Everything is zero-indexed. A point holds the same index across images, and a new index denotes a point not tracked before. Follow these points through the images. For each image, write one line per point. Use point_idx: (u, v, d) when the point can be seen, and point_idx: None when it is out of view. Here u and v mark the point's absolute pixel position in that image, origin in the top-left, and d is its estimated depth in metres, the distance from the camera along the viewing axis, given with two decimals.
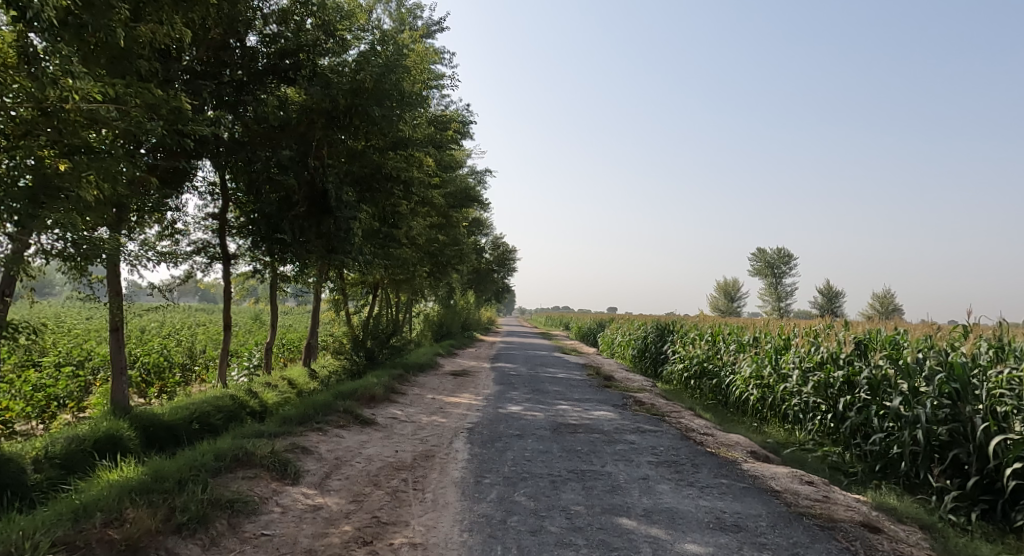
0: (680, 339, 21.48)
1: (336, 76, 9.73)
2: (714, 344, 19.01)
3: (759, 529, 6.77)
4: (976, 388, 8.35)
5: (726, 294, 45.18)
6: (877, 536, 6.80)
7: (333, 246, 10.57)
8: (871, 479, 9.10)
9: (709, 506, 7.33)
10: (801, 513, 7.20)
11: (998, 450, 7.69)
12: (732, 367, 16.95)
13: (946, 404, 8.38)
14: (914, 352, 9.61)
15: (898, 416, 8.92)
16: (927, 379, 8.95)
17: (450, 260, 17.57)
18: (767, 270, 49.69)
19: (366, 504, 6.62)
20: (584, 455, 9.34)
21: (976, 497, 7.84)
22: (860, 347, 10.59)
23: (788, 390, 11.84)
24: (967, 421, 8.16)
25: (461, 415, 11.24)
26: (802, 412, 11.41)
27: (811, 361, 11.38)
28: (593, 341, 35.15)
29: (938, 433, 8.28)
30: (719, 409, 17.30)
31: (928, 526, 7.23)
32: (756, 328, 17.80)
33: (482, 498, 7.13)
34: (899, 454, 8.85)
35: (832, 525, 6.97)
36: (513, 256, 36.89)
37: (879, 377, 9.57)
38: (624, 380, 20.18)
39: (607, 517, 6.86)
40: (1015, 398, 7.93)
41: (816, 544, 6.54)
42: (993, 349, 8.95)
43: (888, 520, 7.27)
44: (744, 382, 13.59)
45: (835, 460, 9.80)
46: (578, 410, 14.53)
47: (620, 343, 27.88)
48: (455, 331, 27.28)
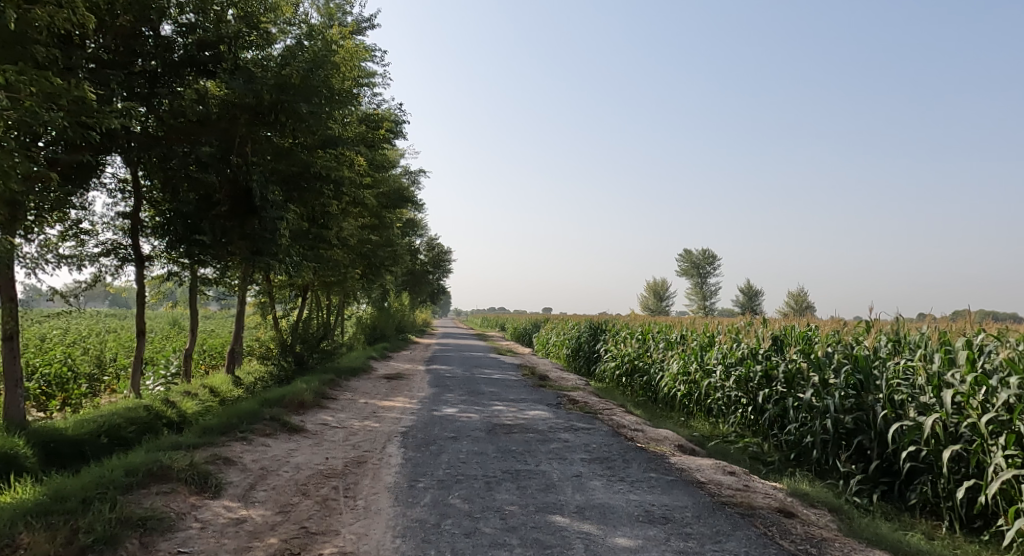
0: (612, 338, 21.83)
1: (260, 69, 9.58)
2: (644, 341, 19.39)
3: (685, 520, 6.89)
4: (877, 378, 8.73)
5: (655, 293, 46.21)
6: (792, 520, 7.03)
7: (257, 248, 10.18)
8: (787, 466, 9.46)
9: (639, 500, 7.41)
10: (724, 503, 7.36)
11: (895, 436, 8.14)
12: (662, 364, 17.34)
13: (851, 394, 8.80)
14: (824, 345, 9.95)
15: (809, 406, 9.32)
16: (835, 371, 9.38)
17: (383, 263, 17.28)
18: (692, 269, 50.97)
19: (293, 515, 6.40)
20: (519, 455, 9.33)
21: (877, 479, 8.29)
22: (776, 343, 10.99)
23: (712, 384, 12.24)
24: (870, 410, 8.58)
25: (395, 419, 11.04)
26: (725, 405, 11.78)
27: (733, 357, 11.73)
28: (527, 341, 35.36)
29: (844, 422, 8.68)
30: (649, 406, 17.66)
31: (836, 509, 7.52)
32: (683, 326, 18.26)
33: (415, 502, 7.00)
34: (811, 442, 9.23)
35: (751, 512, 7.16)
36: (447, 257, 36.70)
37: (794, 370, 10.03)
38: (557, 379, 20.34)
39: (541, 515, 6.84)
40: (910, 386, 8.32)
41: (738, 530, 6.69)
42: (891, 342, 9.30)
43: (801, 505, 7.52)
44: (672, 379, 13.91)
45: (755, 451, 10.17)
46: (513, 410, 14.52)
47: (553, 342, 28.12)
48: (388, 333, 26.90)
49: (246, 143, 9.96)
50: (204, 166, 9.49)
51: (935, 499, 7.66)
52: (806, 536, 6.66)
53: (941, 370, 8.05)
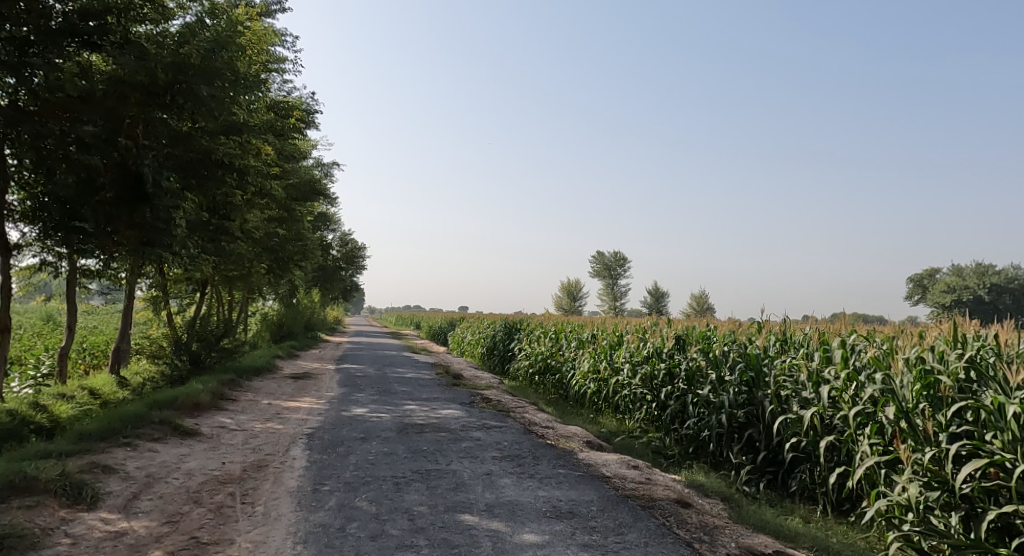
0: (526, 337, 22.01)
1: (155, 46, 8.88)
2: (557, 340, 19.65)
3: (590, 514, 6.97)
4: (766, 375, 9.51)
5: (570, 294, 46.81)
6: (688, 510, 7.38)
7: (147, 238, 9.56)
8: (686, 460, 10.20)
9: (547, 496, 7.42)
10: (627, 496, 7.57)
11: (780, 428, 8.98)
12: (573, 362, 17.56)
13: (744, 390, 9.59)
14: (721, 344, 10.65)
15: (706, 401, 10.01)
16: (731, 368, 10.06)
17: (291, 258, 16.69)
18: (604, 270, 51.96)
19: (182, 525, 6.00)
20: (429, 455, 9.15)
21: (764, 469, 9.10)
22: (679, 342, 11.47)
23: (620, 382, 12.60)
24: (759, 404, 9.35)
25: (300, 419, 10.64)
26: (631, 402, 12.13)
27: (639, 355, 12.12)
28: (442, 340, 35.13)
29: (737, 416, 9.49)
30: (560, 403, 17.88)
31: (728, 498, 8.18)
32: (594, 326, 18.58)
33: (319, 506, 6.72)
34: (708, 436, 9.92)
35: (652, 504, 7.42)
36: (361, 253, 35.98)
37: (694, 368, 10.65)
38: (471, 378, 20.27)
39: (450, 515, 6.71)
40: (793, 383, 9.02)
41: (639, 522, 6.86)
42: (778, 342, 9.99)
43: (697, 495, 8.05)
44: (582, 378, 14.12)
45: (657, 445, 10.78)
46: (425, 409, 14.33)
47: (468, 341, 28.04)
48: (296, 331, 26.06)
49: (139, 125, 9.17)
50: (87, 147, 8.81)
51: (812, 486, 8.51)
52: (700, 525, 6.98)
53: (819, 367, 8.76)
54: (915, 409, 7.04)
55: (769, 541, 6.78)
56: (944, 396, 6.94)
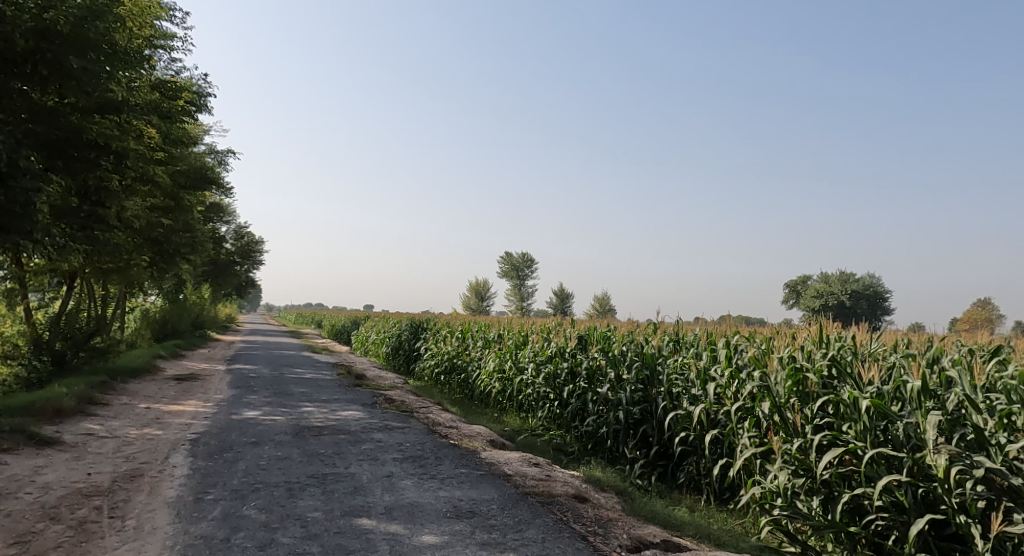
0: (432, 337, 21.91)
1: (14, 8, 8.05)
2: (463, 340, 19.69)
3: (491, 512, 6.93)
4: (660, 373, 10.44)
5: (478, 293, 46.54)
6: (584, 505, 7.48)
7: (3, 223, 8.51)
8: (584, 455, 11.07)
9: (448, 497, 7.34)
10: (526, 493, 7.64)
11: (671, 423, 9.88)
12: (478, 362, 17.70)
13: (640, 388, 10.48)
14: (619, 344, 11.64)
15: (605, 399, 10.85)
16: (628, 366, 10.99)
17: (178, 251, 15.55)
18: (512, 270, 52.13)
19: (34, 545, 5.41)
20: (327, 459, 8.81)
21: (656, 462, 10.07)
22: (580, 342, 12.42)
23: (524, 380, 13.48)
24: (653, 401, 10.26)
25: (182, 424, 9.93)
26: (534, 400, 13.05)
27: (542, 355, 13.04)
28: (345, 339, 34.23)
29: (633, 412, 10.34)
30: (466, 402, 17.89)
31: (622, 491, 8.84)
32: (500, 326, 18.83)
33: (201, 517, 6.23)
34: (606, 432, 10.76)
35: (551, 500, 7.50)
36: (258, 247, 34.52)
37: (594, 366, 11.51)
38: (375, 377, 19.80)
39: (346, 519, 6.41)
40: (683, 381, 9.94)
41: (537, 519, 6.87)
42: (672, 341, 11.11)
43: (594, 491, 8.27)
44: (487, 377, 15.04)
45: (558, 443, 11.65)
46: (324, 411, 13.83)
47: (372, 340, 27.40)
48: (183, 329, 24.61)
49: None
50: None
51: (698, 476, 9.36)
52: (595, 519, 7.07)
53: (707, 365, 9.70)
54: (787, 403, 7.86)
55: (660, 533, 6.97)
56: (811, 392, 7.81)
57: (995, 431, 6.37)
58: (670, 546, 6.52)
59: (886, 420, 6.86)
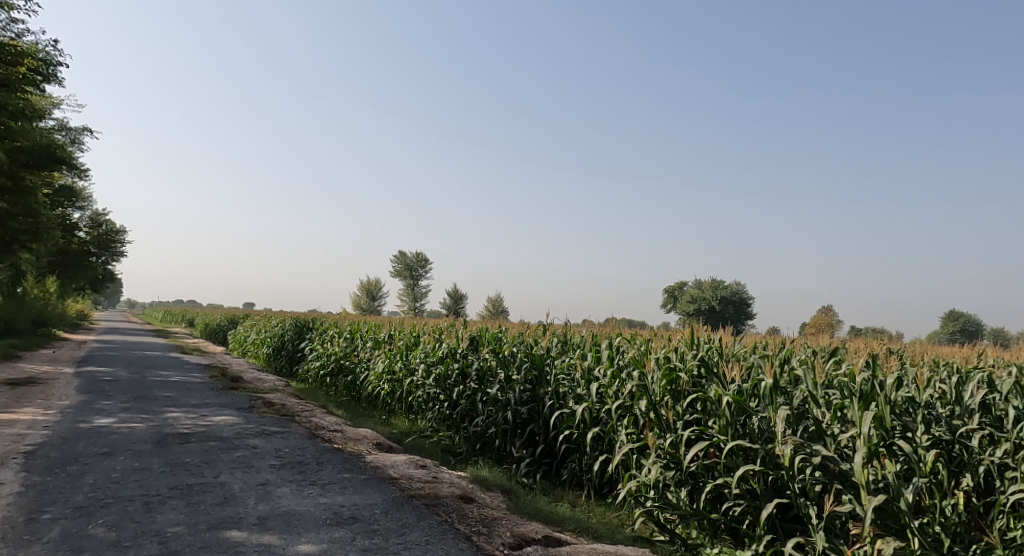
0: (318, 337, 21.16)
1: None
2: (352, 341, 19.21)
3: (373, 517, 7.21)
4: (547, 374, 11.48)
5: (368, 293, 44.99)
6: (472, 504, 8.04)
7: None
8: (472, 456, 11.67)
9: (328, 504, 7.51)
10: (412, 496, 7.99)
11: (557, 421, 10.75)
12: (367, 363, 17.35)
13: (528, 388, 11.43)
14: (509, 346, 12.66)
15: (495, 400, 11.72)
16: (517, 367, 11.97)
17: (15, 237, 13.83)
18: (405, 271, 50.92)
19: None
20: (192, 468, 8.48)
21: (540, 460, 10.83)
22: (472, 343, 13.25)
23: (414, 382, 14.14)
24: (540, 401, 11.22)
25: (14, 435, 8.78)
26: (424, 401, 13.67)
27: (434, 356, 13.78)
28: (220, 339, 32.29)
29: (521, 412, 11.23)
30: (352, 405, 17.47)
31: (508, 489, 9.49)
32: (392, 326, 18.73)
33: (35, 539, 5.99)
34: (494, 432, 11.59)
35: (436, 501, 7.89)
36: (117, 237, 31.95)
37: (484, 367, 12.44)
38: (252, 380, 18.74)
39: (213, 532, 6.41)
40: (569, 382, 11.02)
41: (421, 521, 7.22)
42: (560, 343, 12.23)
43: (479, 492, 8.96)
44: (377, 378, 15.68)
45: (447, 444, 12.22)
46: (192, 416, 12.84)
47: (250, 341, 25.90)
48: (22, 327, 22.06)
49: None
50: None
51: (580, 472, 10.25)
52: (480, 518, 7.46)
53: (591, 366, 10.86)
54: (661, 401, 9.12)
55: (541, 528, 7.43)
56: (682, 390, 9.15)
57: (832, 422, 7.72)
58: (552, 541, 7.02)
59: (745, 415, 8.28)
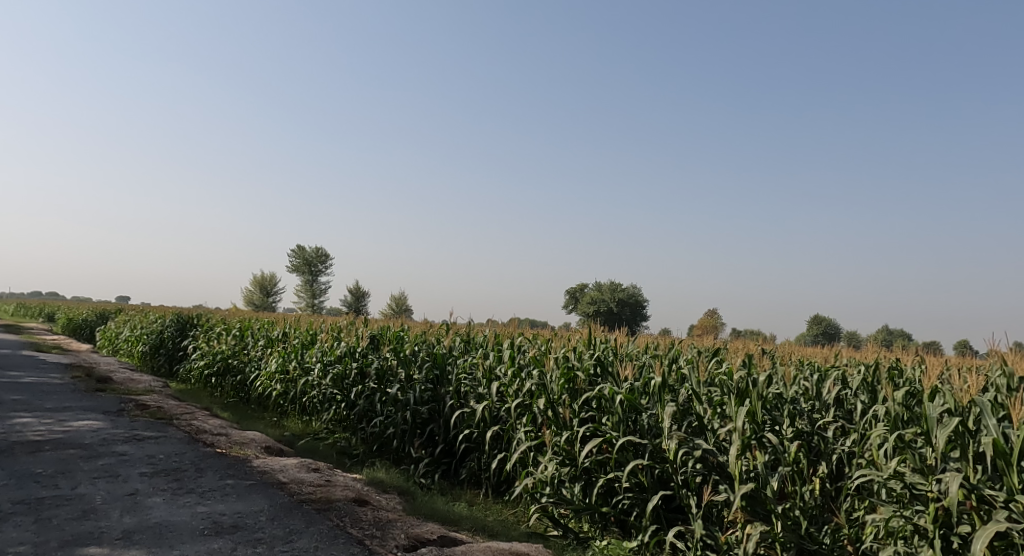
0: (202, 335, 19.72)
1: None
2: (241, 338, 18.02)
3: (257, 525, 7.21)
4: (449, 373, 11.10)
5: (261, 287, 42.56)
6: (363, 508, 7.92)
7: None
8: (369, 457, 11.10)
9: (206, 512, 7.47)
10: (302, 501, 7.95)
11: (457, 420, 10.38)
12: (259, 362, 16.31)
13: (429, 387, 10.95)
14: (411, 345, 12.23)
15: (394, 400, 11.17)
16: (419, 366, 11.53)
17: None
18: (303, 265, 48.72)
19: None
20: (48, 479, 8.27)
21: (440, 460, 10.40)
22: (373, 342, 12.70)
23: (309, 382, 13.38)
24: (441, 400, 10.78)
25: None
26: (319, 402, 12.94)
27: (331, 355, 13.05)
28: (91, 335, 29.63)
29: (421, 412, 10.77)
30: (240, 406, 16.38)
31: (405, 491, 9.13)
32: (287, 324, 17.71)
33: None
34: (392, 433, 11.02)
35: (328, 506, 7.86)
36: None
37: (385, 367, 11.89)
38: (126, 380, 17.16)
39: (68, 551, 6.32)
40: (471, 381, 10.66)
41: (310, 527, 7.27)
42: (463, 341, 11.97)
43: (375, 493, 8.69)
44: (268, 378, 14.76)
45: (343, 446, 11.57)
46: (48, 421, 11.48)
47: (124, 338, 23.82)
48: None
49: None
50: None
51: (478, 471, 9.91)
52: (374, 521, 7.54)
53: (493, 364, 10.65)
54: (559, 399, 9.16)
55: (437, 529, 7.61)
56: (579, 388, 9.24)
57: (712, 417, 8.14)
58: (446, 541, 7.20)
59: (635, 412, 8.48)
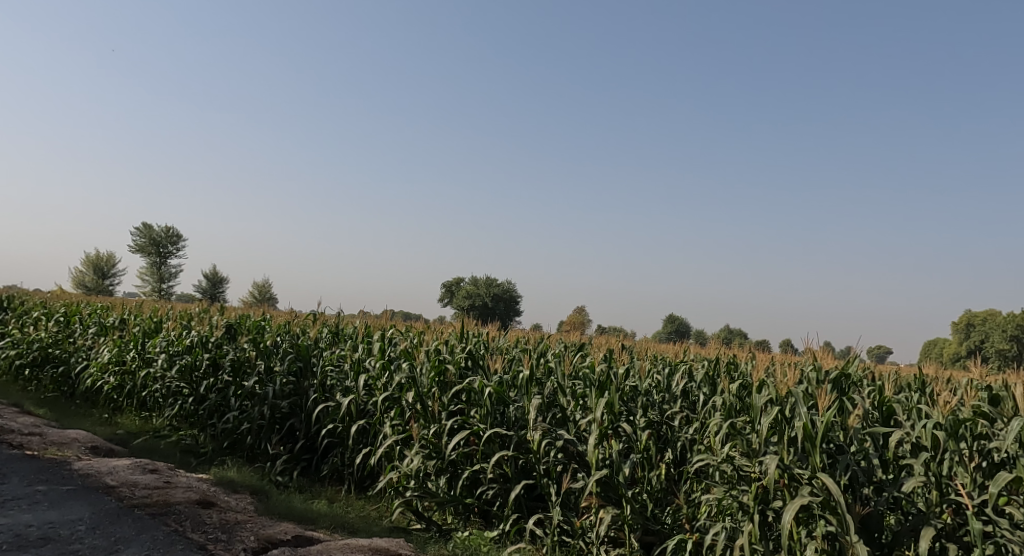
0: (11, 321, 16.81)
1: None
2: (66, 325, 15.52)
3: (74, 535, 5.87)
4: (314, 364, 9.59)
5: (94, 267, 38.24)
6: (209, 511, 6.50)
7: None
8: (218, 456, 9.35)
9: (7, 525, 6.01)
10: (133, 506, 6.44)
11: (320, 415, 9.01)
12: (87, 352, 13.98)
13: (292, 380, 9.42)
14: (273, 336, 10.61)
15: (250, 393, 9.61)
16: (280, 358, 9.94)
17: None
18: (149, 245, 44.25)
19: None
20: None
21: (299, 456, 8.96)
22: (229, 331, 10.89)
23: (150, 375, 11.52)
24: (304, 394, 9.29)
25: None
26: (163, 397, 11.08)
27: (178, 345, 11.16)
28: None
29: (280, 406, 9.20)
30: (61, 402, 13.94)
31: (258, 491, 7.69)
32: (124, 310, 15.38)
33: None
34: (246, 429, 9.37)
35: (165, 510, 6.39)
36: None
37: (241, 358, 10.16)
38: None
39: None
40: (338, 373, 9.27)
41: (142, 534, 5.96)
42: (330, 332, 10.60)
43: (223, 493, 7.27)
44: (99, 369, 12.50)
45: (189, 444, 9.79)
46: None
47: None
48: None
49: None
50: None
51: (341, 467, 8.55)
52: (220, 523, 6.25)
53: (362, 357, 9.30)
54: (429, 392, 7.98)
55: (292, 528, 6.43)
56: (449, 382, 8.20)
57: (573, 408, 7.36)
58: (302, 541, 6.07)
59: (503, 404, 7.67)
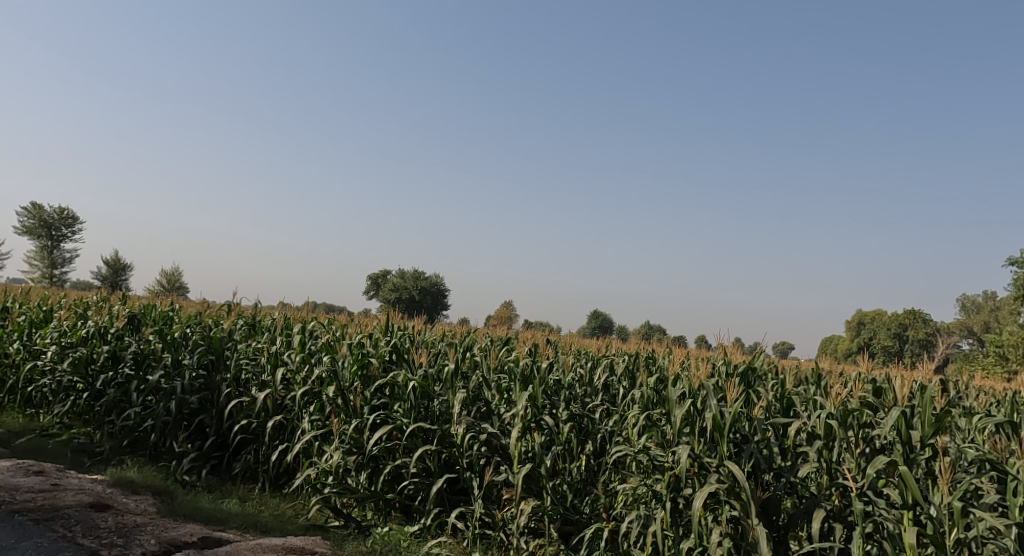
0: None
1: None
2: None
3: None
4: (228, 358, 8.02)
5: None
6: (104, 514, 5.20)
7: None
8: (116, 456, 7.64)
9: None
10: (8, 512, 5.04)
11: (234, 411, 7.48)
12: None
13: (202, 373, 7.87)
14: (182, 328, 8.84)
15: (155, 388, 7.95)
16: (190, 352, 8.25)
17: None
18: (38, 228, 40.70)
19: None
20: None
21: (208, 454, 7.49)
22: (132, 322, 9.11)
23: (36, 369, 9.25)
24: (216, 389, 7.74)
25: None
26: (51, 393, 8.96)
27: (71, 336, 9.11)
28: None
29: (189, 402, 7.63)
30: None
31: (162, 491, 6.23)
32: (8, 297, 13.27)
33: None
34: (150, 426, 7.83)
35: (51, 515, 5.06)
36: None
37: (145, 351, 8.40)
38: None
39: None
40: (254, 366, 7.91)
41: (21, 542, 4.72)
42: (246, 324, 9.14)
43: (118, 494, 5.90)
44: None
45: (82, 442, 7.85)
46: None
47: None
48: None
49: None
50: None
51: (257, 465, 7.23)
52: (116, 527, 5.02)
53: (280, 350, 7.96)
54: (350, 387, 6.88)
55: (197, 529, 5.30)
56: (372, 376, 7.02)
57: (498, 402, 6.52)
58: (209, 542, 4.96)
59: (427, 399, 6.65)
